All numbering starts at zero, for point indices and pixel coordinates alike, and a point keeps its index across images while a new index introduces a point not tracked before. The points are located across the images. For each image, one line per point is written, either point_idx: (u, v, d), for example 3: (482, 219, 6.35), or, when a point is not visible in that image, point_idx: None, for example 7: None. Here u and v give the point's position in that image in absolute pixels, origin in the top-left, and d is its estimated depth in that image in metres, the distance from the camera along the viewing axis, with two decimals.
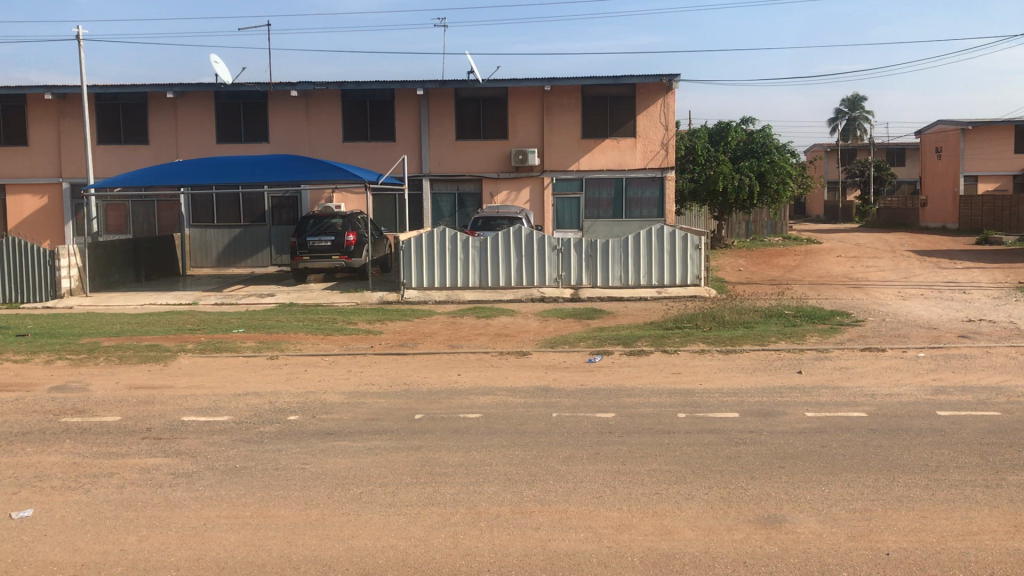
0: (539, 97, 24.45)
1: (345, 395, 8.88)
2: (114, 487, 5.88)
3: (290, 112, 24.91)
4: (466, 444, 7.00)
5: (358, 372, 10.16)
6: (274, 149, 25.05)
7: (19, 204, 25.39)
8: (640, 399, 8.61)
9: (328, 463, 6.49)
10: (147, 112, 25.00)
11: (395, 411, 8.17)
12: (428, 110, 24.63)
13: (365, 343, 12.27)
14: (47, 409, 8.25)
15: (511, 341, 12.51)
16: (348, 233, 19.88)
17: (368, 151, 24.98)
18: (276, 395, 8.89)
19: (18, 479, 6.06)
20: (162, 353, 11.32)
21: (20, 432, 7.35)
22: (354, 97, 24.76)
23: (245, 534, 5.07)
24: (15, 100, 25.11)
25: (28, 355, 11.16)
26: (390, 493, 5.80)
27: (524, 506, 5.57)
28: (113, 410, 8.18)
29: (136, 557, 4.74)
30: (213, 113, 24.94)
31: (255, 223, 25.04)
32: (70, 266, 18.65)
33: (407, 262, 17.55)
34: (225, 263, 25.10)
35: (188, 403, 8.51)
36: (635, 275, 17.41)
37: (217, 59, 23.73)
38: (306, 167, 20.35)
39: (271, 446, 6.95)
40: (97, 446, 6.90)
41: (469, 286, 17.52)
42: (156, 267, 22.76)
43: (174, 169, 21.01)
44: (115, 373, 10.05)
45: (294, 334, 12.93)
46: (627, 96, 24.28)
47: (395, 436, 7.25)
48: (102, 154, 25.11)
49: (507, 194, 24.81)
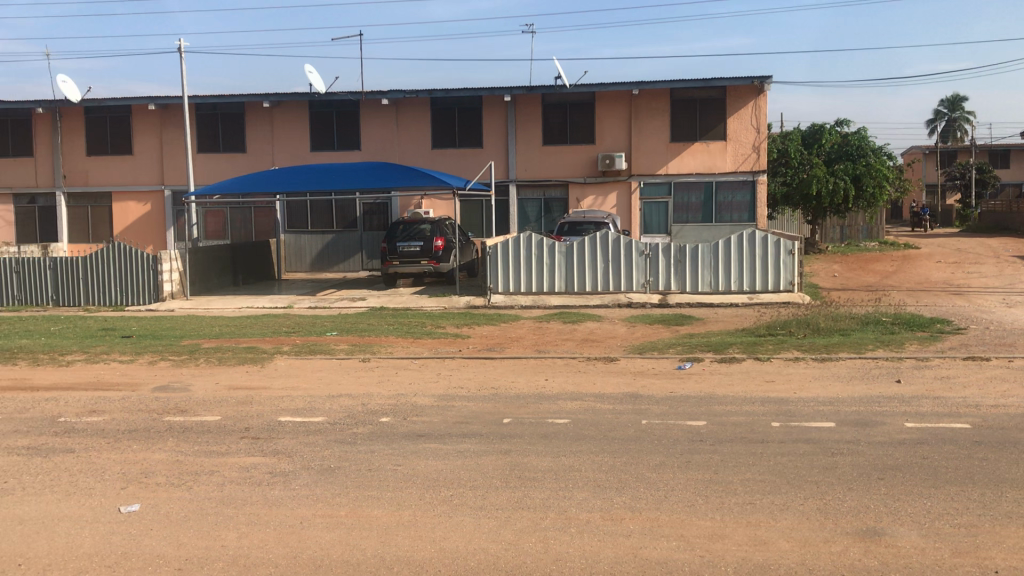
0: (626, 100, 24.32)
1: (435, 398, 8.98)
2: (214, 485, 6.06)
3: (380, 121, 25.33)
4: (555, 450, 6.99)
5: (446, 376, 10.22)
6: (365, 156, 25.51)
7: (125, 211, 26.45)
8: (731, 407, 8.45)
9: (419, 465, 6.57)
10: (244, 122, 25.77)
11: (483, 415, 8.20)
12: (515, 115, 24.75)
13: (454, 347, 12.37)
14: (151, 408, 8.56)
15: (600, 347, 12.45)
16: (437, 238, 20.06)
17: (456, 158, 25.21)
18: (368, 397, 9.04)
19: (125, 475, 6.29)
20: (259, 354, 11.61)
21: (127, 430, 7.64)
22: (443, 104, 25.05)
23: (340, 533, 5.17)
24: (122, 112, 26.16)
25: (134, 356, 11.56)
26: (480, 496, 5.83)
27: (614, 513, 5.53)
28: (213, 410, 8.42)
29: (236, 554, 4.86)
30: (306, 121, 25.56)
31: (347, 229, 25.57)
32: (172, 271, 19.41)
33: (493, 266, 17.61)
34: (318, 268, 25.69)
35: (283, 403, 8.73)
36: (724, 281, 17.13)
37: (310, 70, 24.27)
38: (398, 173, 20.64)
39: (363, 447, 7.07)
40: (197, 444, 7.13)
41: (555, 291, 17.52)
42: (252, 272, 23.43)
43: (268, 176, 21.53)
44: (215, 373, 10.37)
45: (384, 337, 13.10)
46: (717, 98, 23.98)
47: (485, 440, 7.29)
48: (202, 162, 25.99)
49: (594, 199, 24.72)
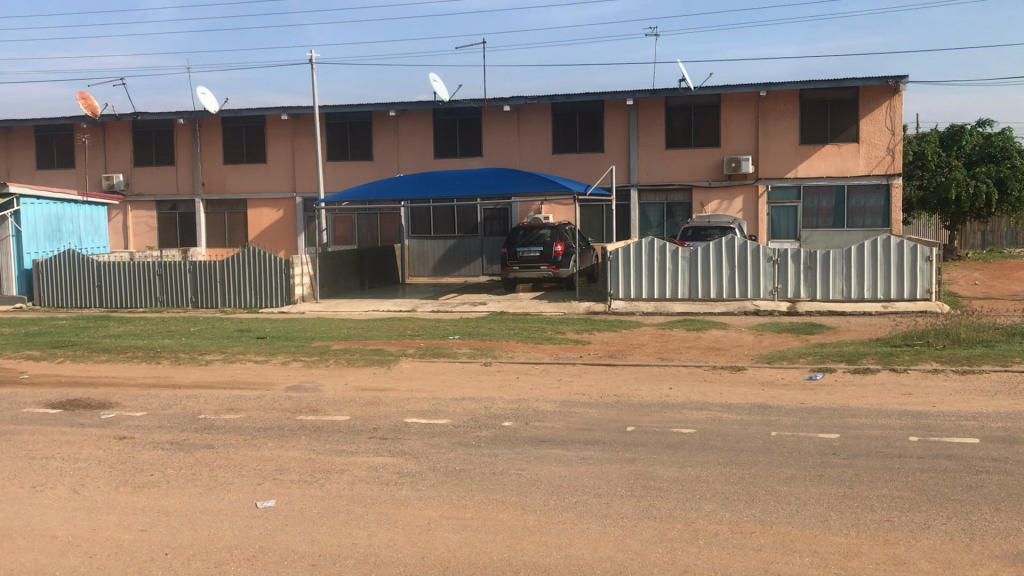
0: (753, 103, 23.77)
1: (557, 404, 8.97)
2: (344, 484, 6.21)
3: (502, 127, 25.57)
4: (681, 460, 6.86)
5: (569, 382, 10.19)
6: (487, 163, 25.80)
7: (258, 217, 27.57)
8: (866, 420, 8.12)
9: (543, 470, 6.56)
10: (371, 130, 26.45)
11: (607, 422, 8.13)
12: (637, 119, 24.55)
13: (576, 353, 12.34)
14: (284, 407, 8.86)
15: (726, 355, 12.18)
16: (558, 244, 20.07)
17: (577, 163, 25.19)
18: (491, 400, 9.11)
19: (261, 471, 6.52)
20: (385, 356, 11.86)
21: (263, 427, 7.93)
22: (565, 110, 25.07)
23: (467, 536, 5.21)
24: (257, 122, 27.26)
25: (267, 356, 12.01)
26: (606, 504, 5.77)
27: (743, 526, 5.38)
28: (343, 410, 8.65)
29: (367, 551, 4.95)
30: (431, 128, 26.04)
31: (468, 234, 25.91)
32: (302, 274, 20.12)
33: (615, 274, 17.51)
34: (440, 273, 26.12)
35: (409, 405, 8.88)
36: (857, 288, 16.51)
37: (435, 78, 24.70)
38: (520, 179, 20.77)
39: (487, 450, 7.12)
40: (328, 443, 7.34)
41: (679, 298, 17.27)
42: (377, 276, 24.02)
43: (394, 183, 22.01)
44: (344, 374, 10.66)
45: (506, 342, 13.19)
46: (849, 99, 23.17)
47: (609, 447, 7.23)
48: (330, 170, 26.82)
49: (718, 204, 24.25)
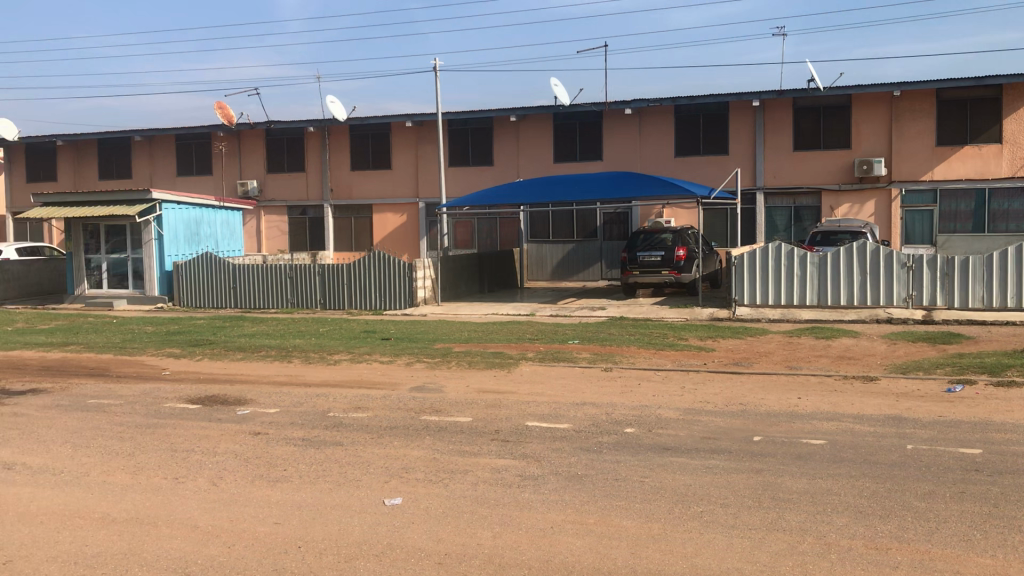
0: (886, 102, 22.92)
1: (680, 411, 8.83)
2: (468, 484, 6.27)
3: (623, 131, 25.42)
4: (811, 471, 6.63)
5: (691, 389, 10.02)
6: (607, 166, 25.68)
7: (382, 221, 28.24)
8: (1012, 436, 7.67)
9: (667, 478, 6.46)
10: (492, 135, 26.74)
11: (732, 431, 7.95)
12: (763, 121, 24.00)
13: (699, 360, 12.12)
14: (408, 407, 9.03)
15: (856, 365, 11.74)
16: (679, 248, 19.79)
17: (699, 165, 24.79)
18: (613, 406, 9.04)
19: (388, 469, 6.65)
20: (506, 360, 11.94)
21: (388, 427, 8.10)
22: (687, 112, 24.73)
23: (591, 541, 5.17)
24: (382, 129, 27.95)
25: (392, 357, 12.28)
26: (732, 515, 5.64)
27: (879, 542, 5.16)
28: (465, 412, 8.75)
29: (491, 553, 4.98)
30: (551, 133, 26.12)
31: (587, 238, 25.86)
32: (424, 277, 20.50)
33: (739, 278, 17.12)
34: (559, 277, 26.17)
35: (531, 408, 8.91)
36: (999, 297, 15.71)
37: (556, 83, 24.77)
38: (641, 183, 20.59)
39: (609, 456, 7.07)
40: (452, 444, 7.43)
41: (806, 305, 16.77)
42: (497, 280, 24.25)
43: (515, 188, 22.16)
44: (466, 376, 10.79)
45: (627, 348, 13.10)
46: (991, 98, 22.17)
47: (734, 457, 7.06)
48: (452, 175, 27.24)
49: (848, 207, 23.40)
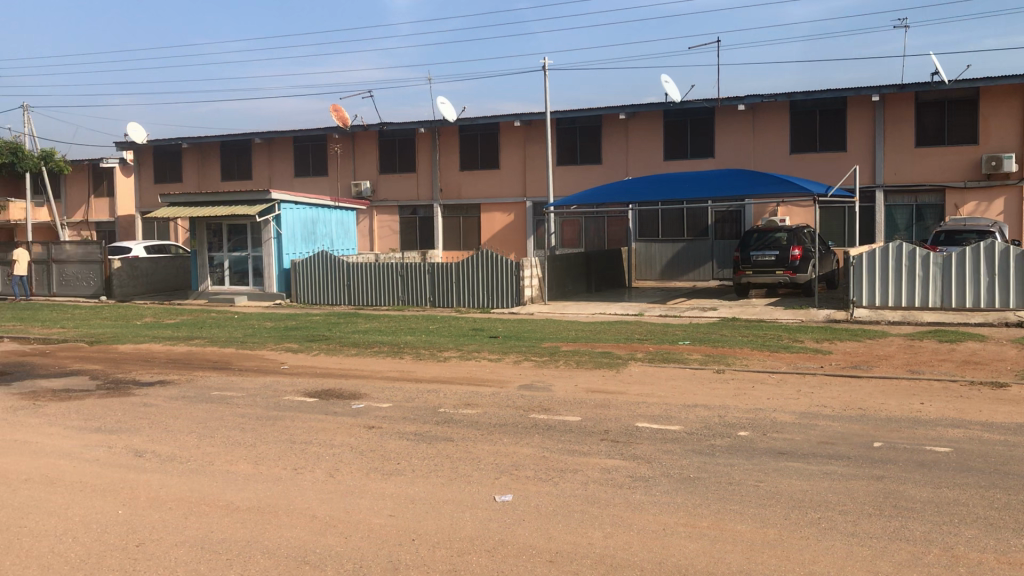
0: (1017, 95, 21.79)
1: (796, 415, 8.59)
2: (578, 483, 6.25)
3: (736, 127, 24.93)
4: (936, 480, 6.36)
5: (807, 393, 9.73)
6: (719, 164, 25.24)
7: (490, 221, 28.48)
8: None
9: (782, 483, 6.29)
10: (601, 134, 26.63)
11: (851, 437, 7.69)
12: (883, 116, 23.15)
13: (815, 363, 11.77)
14: (517, 405, 9.07)
15: (983, 370, 11.20)
16: (794, 247, 19.27)
17: (815, 162, 24.09)
18: (725, 409, 8.86)
19: (498, 466, 6.70)
20: (615, 360, 11.87)
21: (498, 424, 8.15)
22: (803, 108, 24.07)
23: (704, 545, 5.08)
24: (491, 128, 28.18)
25: (501, 355, 12.36)
26: (852, 522, 5.45)
27: (1011, 557, 4.90)
28: (574, 411, 8.74)
29: (602, 553, 4.95)
30: (661, 130, 25.83)
31: (698, 238, 25.47)
32: (532, 276, 20.57)
33: (858, 279, 16.52)
34: (668, 277, 25.87)
35: (641, 409, 8.82)
36: None
37: (667, 80, 24.48)
38: (754, 181, 20.15)
39: (722, 459, 6.93)
40: (562, 442, 7.42)
41: (928, 307, 16.11)
42: (604, 279, 24.15)
43: (624, 186, 22.00)
44: (574, 376, 10.77)
45: (739, 349, 12.83)
46: None
47: (853, 463, 6.83)
48: (560, 173, 27.25)
49: (975, 205, 22.36)
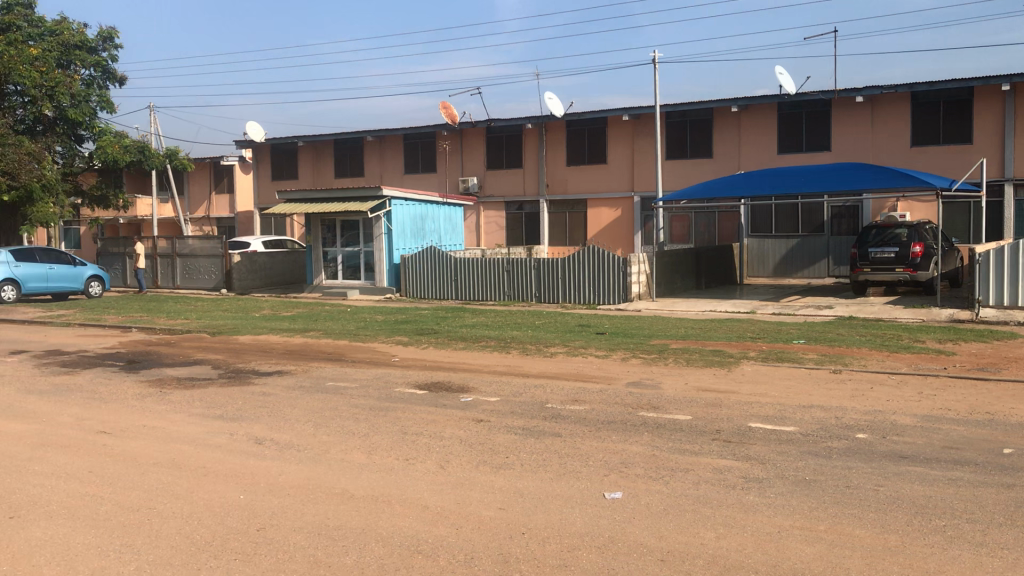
0: None
1: (917, 418, 8.25)
2: (689, 483, 6.16)
3: (854, 120, 24.13)
4: None
5: (930, 395, 9.33)
6: (835, 158, 24.47)
7: (597, 216, 28.38)
8: None
9: (904, 488, 6.05)
10: (712, 127, 26.18)
11: (978, 442, 7.33)
12: (1013, 106, 22.01)
13: (938, 364, 11.28)
14: (626, 402, 9.01)
15: None
16: (915, 244, 18.46)
17: (939, 156, 23.09)
18: (842, 410, 8.58)
19: (607, 462, 6.66)
20: (725, 358, 11.65)
21: (606, 421, 8.10)
22: (926, 99, 23.11)
23: (821, 549, 4.94)
24: (599, 123, 28.04)
25: (609, 351, 12.30)
26: (981, 532, 5.19)
27: None
28: (684, 409, 8.61)
29: (715, 553, 4.86)
30: (775, 123, 25.23)
31: (812, 233, 24.76)
32: (639, 272, 20.39)
33: (985, 278, 15.76)
34: (781, 273, 25.26)
35: (753, 409, 8.63)
36: None
37: (781, 71, 23.88)
38: (872, 175, 19.45)
39: (839, 462, 6.72)
40: (671, 441, 7.33)
41: None
42: (714, 276, 23.75)
43: (736, 180, 21.57)
44: (684, 374, 10.61)
45: (856, 349, 12.41)
46: None
47: (981, 469, 6.51)
48: (669, 168, 26.91)
49: None
